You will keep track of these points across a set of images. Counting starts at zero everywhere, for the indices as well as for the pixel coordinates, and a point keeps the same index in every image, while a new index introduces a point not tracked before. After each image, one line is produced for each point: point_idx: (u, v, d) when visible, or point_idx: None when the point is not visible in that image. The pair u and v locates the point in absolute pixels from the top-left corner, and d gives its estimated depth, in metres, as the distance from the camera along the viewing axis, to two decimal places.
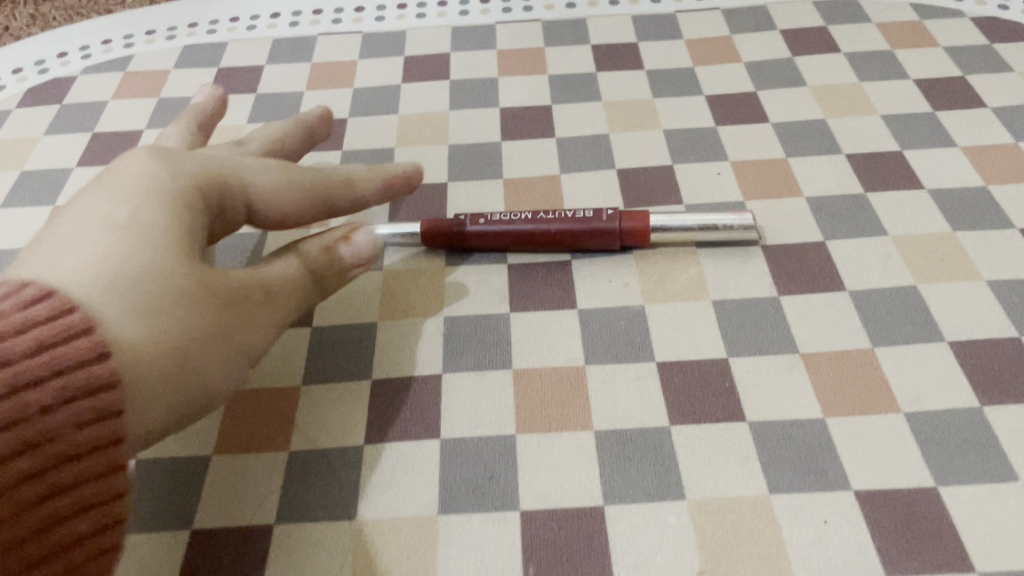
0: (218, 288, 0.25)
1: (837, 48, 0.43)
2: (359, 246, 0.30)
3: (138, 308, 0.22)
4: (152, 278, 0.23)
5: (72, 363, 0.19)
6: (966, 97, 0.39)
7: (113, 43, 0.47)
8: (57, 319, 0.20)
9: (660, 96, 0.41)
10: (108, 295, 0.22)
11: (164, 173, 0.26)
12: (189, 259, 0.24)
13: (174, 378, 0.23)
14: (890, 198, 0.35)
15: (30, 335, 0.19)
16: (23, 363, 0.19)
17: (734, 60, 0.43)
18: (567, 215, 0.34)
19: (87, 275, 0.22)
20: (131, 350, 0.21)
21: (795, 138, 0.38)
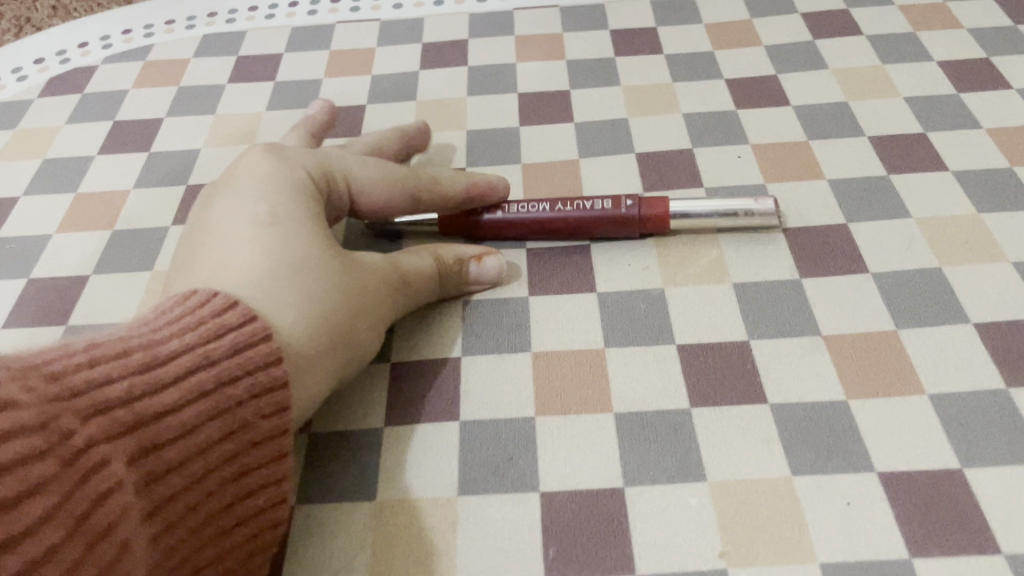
0: (361, 276, 0.29)
1: (859, 30, 0.43)
2: (489, 270, 0.32)
3: (307, 300, 0.26)
4: (311, 272, 0.27)
5: (258, 364, 0.23)
6: (990, 79, 0.39)
7: (133, 33, 0.48)
8: (245, 326, 0.24)
9: (679, 80, 0.41)
10: (282, 292, 0.26)
11: (298, 180, 0.30)
12: (335, 251, 0.28)
13: (335, 358, 0.27)
14: (913, 180, 0.34)
15: (229, 341, 0.23)
16: (226, 364, 0.23)
17: (754, 44, 0.43)
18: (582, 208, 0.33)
19: (259, 275, 0.26)
20: (303, 337, 0.25)
21: (817, 121, 0.38)
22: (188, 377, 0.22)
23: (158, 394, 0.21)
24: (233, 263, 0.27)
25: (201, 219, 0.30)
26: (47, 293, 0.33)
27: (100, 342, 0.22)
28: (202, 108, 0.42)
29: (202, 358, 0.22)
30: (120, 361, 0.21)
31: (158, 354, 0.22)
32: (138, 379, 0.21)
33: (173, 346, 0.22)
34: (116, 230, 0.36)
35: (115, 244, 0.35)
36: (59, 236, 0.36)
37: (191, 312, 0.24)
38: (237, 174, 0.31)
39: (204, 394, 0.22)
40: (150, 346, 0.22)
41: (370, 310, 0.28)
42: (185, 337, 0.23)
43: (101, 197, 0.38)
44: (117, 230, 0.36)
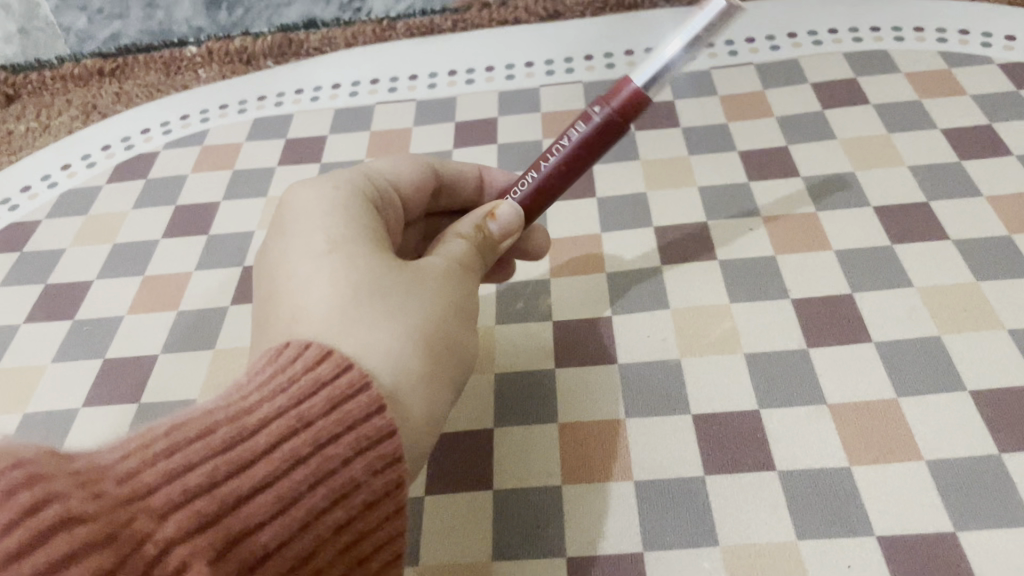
0: (439, 297, 0.28)
1: (867, 99, 0.45)
2: (506, 219, 0.31)
3: (392, 334, 0.26)
4: (386, 304, 0.26)
5: (359, 418, 0.23)
6: (992, 146, 0.41)
7: (191, 117, 0.52)
8: (338, 379, 0.23)
9: (695, 153, 0.44)
10: (363, 331, 0.25)
11: (356, 210, 0.30)
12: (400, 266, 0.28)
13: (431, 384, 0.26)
14: (915, 250, 0.37)
15: (321, 397, 0.23)
16: (320, 425, 0.22)
17: (766, 115, 0.45)
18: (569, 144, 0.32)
19: (337, 304, 0.26)
20: (393, 371, 0.25)
21: (825, 191, 0.40)
22: (280, 445, 0.21)
23: (249, 469, 0.21)
24: (309, 301, 0.26)
25: (266, 256, 0.29)
26: (121, 372, 0.37)
27: (186, 420, 0.21)
28: (256, 191, 0.46)
29: (295, 420, 0.22)
30: (205, 441, 0.21)
31: (246, 424, 0.21)
32: (228, 459, 0.20)
33: (264, 411, 0.22)
34: (181, 310, 0.39)
35: (181, 324, 0.39)
36: (130, 317, 0.39)
37: (281, 370, 0.23)
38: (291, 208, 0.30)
39: (301, 458, 0.21)
40: (238, 415, 0.22)
41: (455, 329, 0.28)
42: (275, 401, 0.22)
43: (167, 279, 0.41)
44: (182, 310, 0.39)
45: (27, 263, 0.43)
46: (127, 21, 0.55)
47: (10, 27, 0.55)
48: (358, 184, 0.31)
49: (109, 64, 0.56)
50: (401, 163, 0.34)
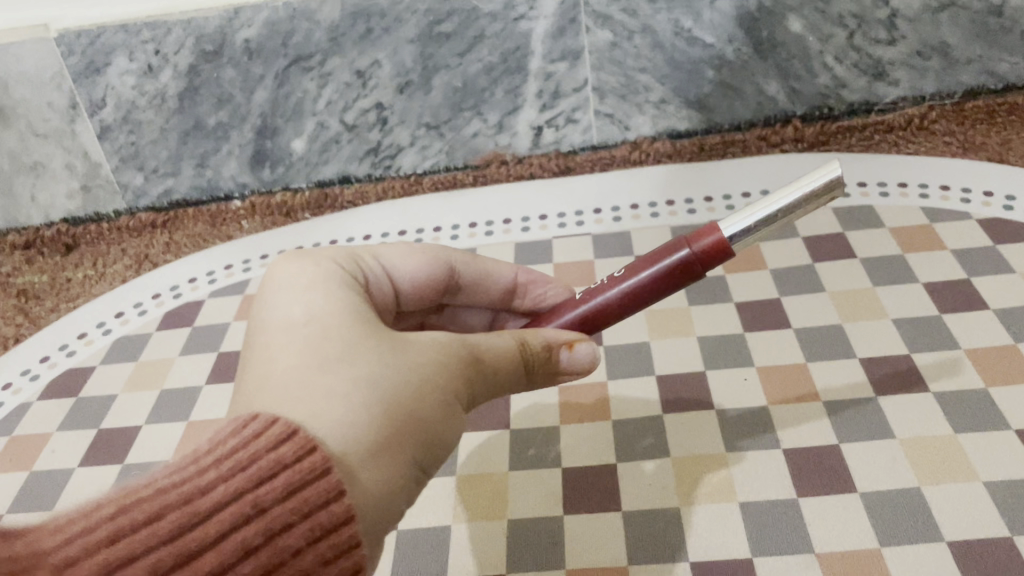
0: (410, 364, 0.29)
1: (855, 253, 0.49)
2: (582, 356, 0.35)
3: (355, 405, 0.27)
4: (349, 375, 0.28)
5: (315, 506, 0.25)
6: (970, 300, 0.44)
7: (234, 267, 0.57)
8: (299, 462, 0.25)
9: (695, 305, 0.48)
10: (320, 405, 0.27)
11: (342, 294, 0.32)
12: (388, 346, 0.29)
13: (387, 458, 0.27)
14: (898, 401, 0.39)
15: (279, 481, 0.25)
16: (275, 510, 0.24)
17: (760, 267, 0.49)
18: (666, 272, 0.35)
19: (321, 393, 0.27)
20: (349, 445, 0.26)
21: (814, 342, 0.44)
22: (233, 527, 0.24)
23: (196, 560, 0.23)
24: (271, 375, 0.28)
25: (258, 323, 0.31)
26: None
27: (141, 497, 0.24)
28: None
29: (248, 504, 0.24)
30: (155, 527, 0.23)
31: (198, 510, 0.24)
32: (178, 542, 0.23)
33: (219, 493, 0.24)
34: None
35: None
36: None
37: (244, 442, 0.25)
38: (293, 283, 0.32)
39: (251, 540, 0.24)
40: (190, 498, 0.24)
41: (427, 399, 0.29)
42: (233, 481, 0.24)
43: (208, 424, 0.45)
44: None
45: (81, 409, 0.47)
46: (179, 178, 0.60)
47: (74, 184, 0.60)
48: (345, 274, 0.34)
49: (161, 217, 0.61)
50: (418, 255, 0.38)
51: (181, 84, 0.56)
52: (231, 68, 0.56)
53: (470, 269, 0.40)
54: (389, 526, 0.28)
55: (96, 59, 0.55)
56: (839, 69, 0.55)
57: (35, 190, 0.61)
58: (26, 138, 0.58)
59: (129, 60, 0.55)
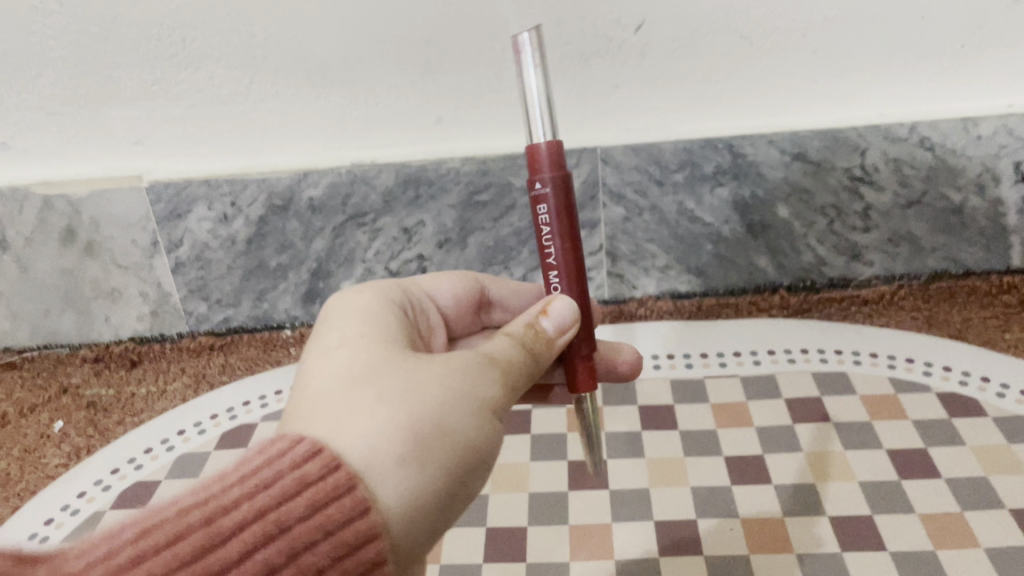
0: (435, 389, 0.35)
1: (829, 417, 0.56)
2: (556, 316, 0.42)
3: (383, 425, 0.32)
4: (377, 400, 0.33)
5: (335, 522, 0.29)
6: (926, 468, 0.51)
7: (284, 393, 0.64)
8: (321, 481, 0.30)
9: (689, 456, 0.55)
10: (346, 424, 0.32)
11: (373, 339, 0.38)
12: (415, 375, 0.35)
13: (415, 467, 0.32)
14: (861, 557, 0.46)
15: (301, 500, 0.29)
16: (296, 527, 0.29)
17: (747, 424, 0.57)
18: (547, 217, 0.41)
19: (352, 415, 0.33)
20: (369, 455, 0.31)
21: (791, 498, 0.51)
22: (250, 539, 0.28)
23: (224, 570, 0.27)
24: (314, 402, 0.34)
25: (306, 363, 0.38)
26: None
27: (168, 520, 0.28)
28: None
29: (265, 520, 0.29)
30: (182, 545, 0.27)
31: (220, 529, 0.28)
32: (196, 557, 0.27)
33: (242, 513, 0.29)
34: None
35: None
36: None
37: (273, 465, 0.30)
38: (334, 333, 0.39)
39: (271, 549, 0.28)
40: (214, 519, 0.28)
41: (444, 410, 0.34)
42: (259, 501, 0.29)
43: None
44: None
45: None
46: (239, 309, 0.69)
47: (145, 308, 0.69)
48: (379, 321, 0.40)
49: (218, 341, 0.69)
50: (450, 276, 0.52)
51: (250, 231, 0.65)
52: (295, 219, 0.65)
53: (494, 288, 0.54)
54: (422, 527, 0.32)
55: (179, 206, 0.64)
56: (821, 249, 0.65)
57: (110, 312, 0.69)
58: (108, 269, 0.67)
59: (208, 208, 0.64)
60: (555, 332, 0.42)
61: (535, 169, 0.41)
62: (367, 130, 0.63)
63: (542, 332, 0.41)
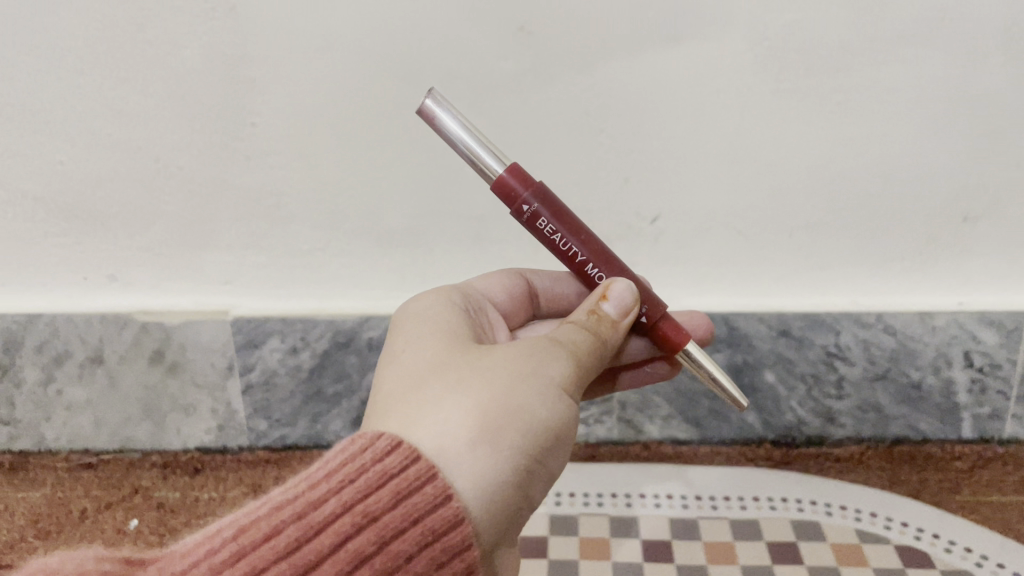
0: (493, 383, 0.46)
1: (803, 560, 0.66)
2: (615, 294, 0.56)
3: (453, 417, 0.44)
4: (448, 398, 0.45)
5: (415, 505, 0.40)
6: None
7: None
8: (400, 472, 0.41)
9: None
10: (426, 420, 0.44)
11: (447, 350, 0.50)
12: (478, 372, 0.47)
13: (482, 444, 0.43)
14: None
15: (383, 490, 0.40)
16: (382, 509, 0.40)
17: (733, 561, 0.66)
18: (550, 226, 0.57)
19: (428, 412, 0.44)
20: (445, 448, 0.42)
21: None
22: (343, 526, 0.39)
23: (325, 543, 0.39)
24: (405, 398, 0.46)
25: (399, 365, 0.50)
26: None
27: (281, 511, 0.40)
28: None
29: (353, 512, 0.40)
30: (292, 530, 0.39)
31: (317, 517, 0.39)
32: (298, 545, 0.39)
33: (337, 503, 0.40)
34: None
35: None
36: None
37: (363, 460, 0.42)
38: (417, 348, 0.51)
39: (362, 535, 0.39)
40: (313, 510, 0.40)
41: (506, 405, 0.45)
42: (350, 492, 0.40)
43: None
44: None
45: None
46: (294, 429, 0.80)
47: (212, 422, 0.80)
48: (457, 336, 0.53)
49: (273, 455, 0.81)
50: (497, 278, 0.67)
51: (314, 362, 0.77)
52: (354, 356, 0.77)
53: (537, 278, 0.69)
54: (501, 486, 0.44)
55: (256, 338, 0.76)
56: (800, 411, 0.76)
57: (182, 424, 0.80)
58: (186, 387, 0.78)
59: (280, 341, 0.76)
60: (616, 312, 0.55)
61: (514, 197, 0.56)
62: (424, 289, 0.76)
63: (605, 314, 0.55)
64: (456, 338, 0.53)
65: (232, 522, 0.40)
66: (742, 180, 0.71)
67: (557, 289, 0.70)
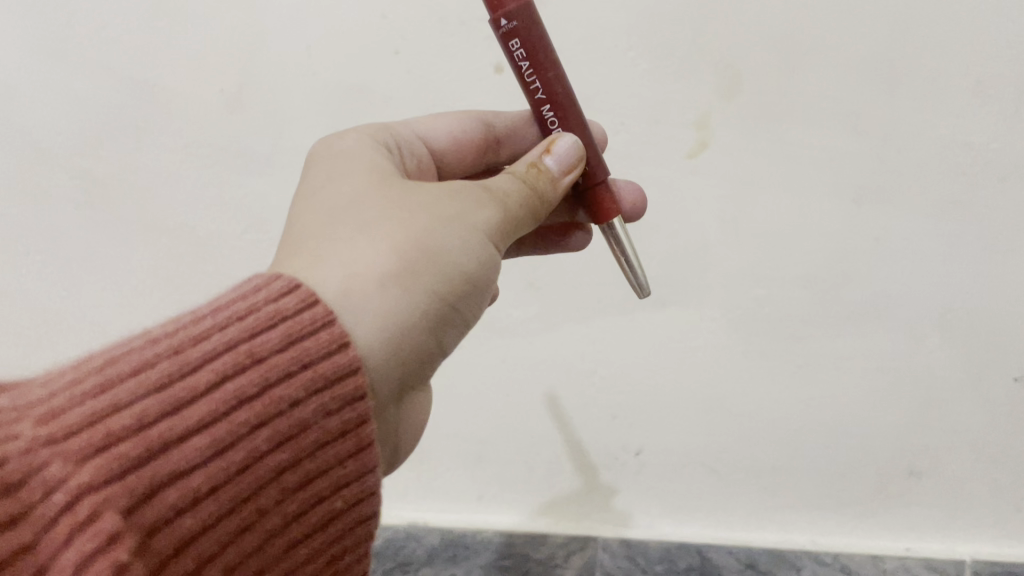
0: (406, 225, 0.47)
1: None
2: (559, 148, 0.55)
3: (364, 258, 0.45)
4: (362, 234, 0.47)
5: (308, 352, 0.40)
6: None
7: None
8: (297, 312, 0.41)
9: None
10: (337, 260, 0.45)
11: (369, 180, 0.51)
12: (394, 210, 0.48)
13: (387, 286, 0.45)
14: None
15: (275, 330, 0.40)
16: (271, 351, 0.39)
17: None
18: (519, 49, 0.53)
19: (342, 249, 0.46)
20: (352, 290, 0.44)
21: None
22: (224, 363, 0.38)
23: (195, 380, 0.37)
24: (324, 222, 0.48)
25: (316, 188, 0.52)
26: None
27: (150, 349, 0.38)
28: None
29: (237, 351, 0.39)
30: (154, 369, 0.37)
31: (191, 355, 0.38)
32: (172, 379, 0.37)
33: (219, 343, 0.39)
34: None
35: None
36: None
37: (255, 299, 0.41)
38: (334, 177, 0.52)
39: (246, 374, 0.38)
40: (188, 347, 0.38)
41: (417, 252, 0.46)
42: (237, 332, 0.39)
43: None
44: None
45: None
46: None
47: None
48: (383, 165, 0.54)
49: None
50: (450, 120, 0.66)
51: None
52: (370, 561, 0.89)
53: (498, 120, 0.67)
54: (406, 334, 0.46)
55: None
56: None
57: None
58: None
59: None
60: (558, 168, 0.55)
61: (499, 6, 0.52)
62: (439, 497, 0.90)
63: (546, 170, 0.55)
64: (379, 168, 0.53)
65: (99, 355, 0.38)
66: (715, 427, 0.81)
67: (518, 130, 0.68)
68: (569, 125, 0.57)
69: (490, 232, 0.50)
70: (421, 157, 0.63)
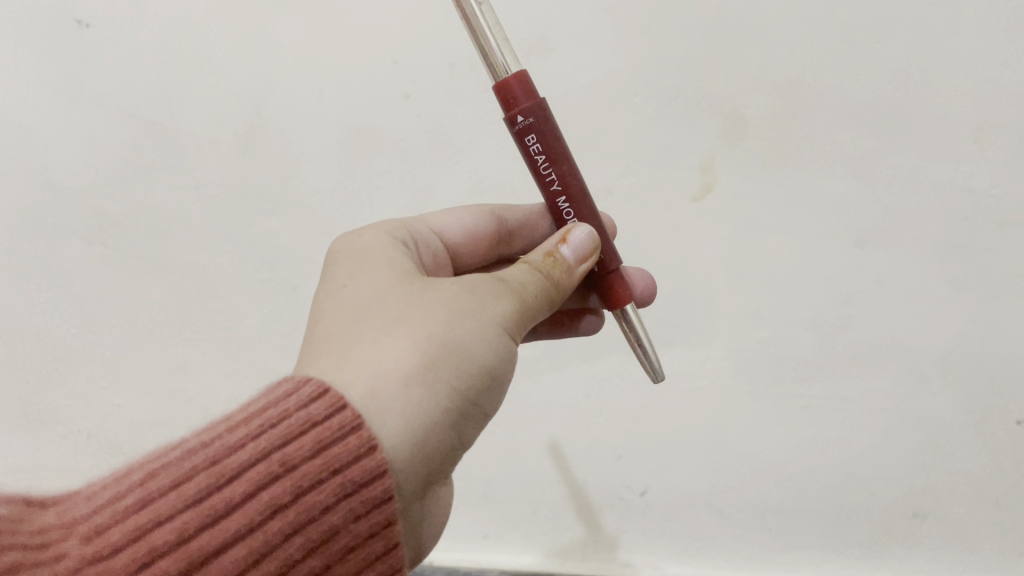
0: (429, 322, 0.47)
1: None
2: (573, 239, 0.56)
3: (388, 356, 0.44)
4: (385, 332, 0.46)
5: (338, 458, 0.39)
6: None
7: None
8: (326, 417, 0.40)
9: None
10: (363, 359, 0.44)
11: (391, 279, 0.51)
12: (417, 306, 0.48)
13: (411, 385, 0.44)
14: None
15: (306, 438, 0.39)
16: (301, 459, 0.39)
17: None
18: (537, 144, 0.54)
19: (366, 347, 0.45)
20: (377, 391, 0.43)
21: None
22: (257, 473, 0.38)
23: (231, 492, 0.37)
24: (347, 321, 0.48)
25: (338, 287, 0.52)
26: None
27: (187, 461, 0.38)
28: None
29: (270, 459, 0.38)
30: (192, 481, 0.37)
31: (226, 466, 0.38)
32: (208, 493, 0.37)
33: (251, 453, 0.38)
34: None
35: None
36: None
37: (287, 405, 0.40)
38: (356, 277, 0.52)
39: (277, 484, 0.38)
40: (223, 457, 0.38)
41: (440, 349, 0.46)
42: (269, 440, 0.39)
43: None
44: None
45: None
46: None
47: None
48: (404, 266, 0.54)
49: None
50: (463, 215, 0.67)
51: None
52: None
53: (510, 215, 0.68)
54: (429, 432, 0.45)
55: None
56: None
57: None
58: None
59: None
60: (573, 258, 0.56)
61: (517, 103, 0.53)
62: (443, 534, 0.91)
63: (561, 260, 0.55)
64: (399, 267, 0.54)
65: (139, 465, 0.38)
66: (719, 468, 0.82)
67: (528, 224, 0.69)
68: (581, 215, 0.58)
69: (504, 323, 0.50)
70: (438, 252, 0.64)
